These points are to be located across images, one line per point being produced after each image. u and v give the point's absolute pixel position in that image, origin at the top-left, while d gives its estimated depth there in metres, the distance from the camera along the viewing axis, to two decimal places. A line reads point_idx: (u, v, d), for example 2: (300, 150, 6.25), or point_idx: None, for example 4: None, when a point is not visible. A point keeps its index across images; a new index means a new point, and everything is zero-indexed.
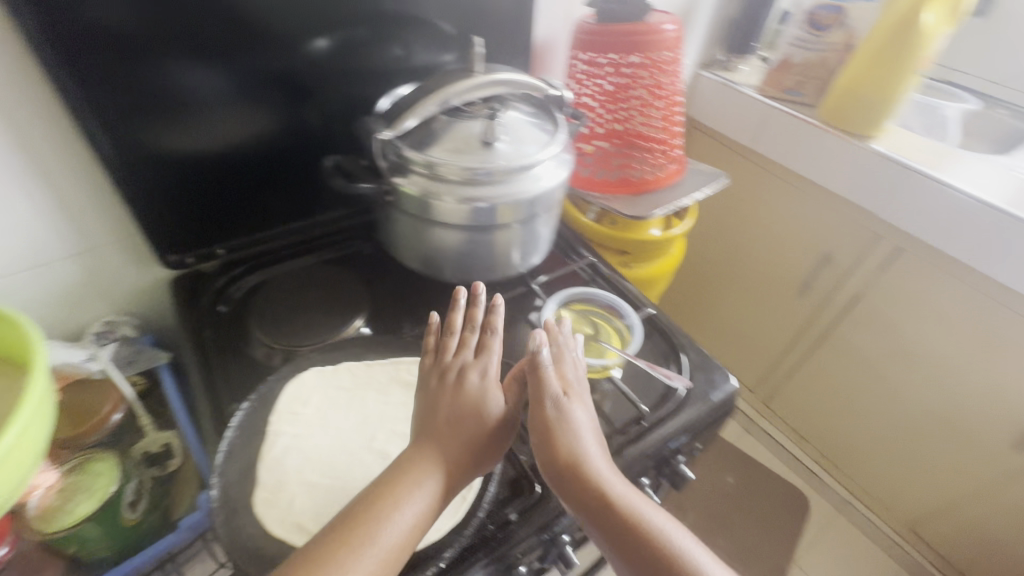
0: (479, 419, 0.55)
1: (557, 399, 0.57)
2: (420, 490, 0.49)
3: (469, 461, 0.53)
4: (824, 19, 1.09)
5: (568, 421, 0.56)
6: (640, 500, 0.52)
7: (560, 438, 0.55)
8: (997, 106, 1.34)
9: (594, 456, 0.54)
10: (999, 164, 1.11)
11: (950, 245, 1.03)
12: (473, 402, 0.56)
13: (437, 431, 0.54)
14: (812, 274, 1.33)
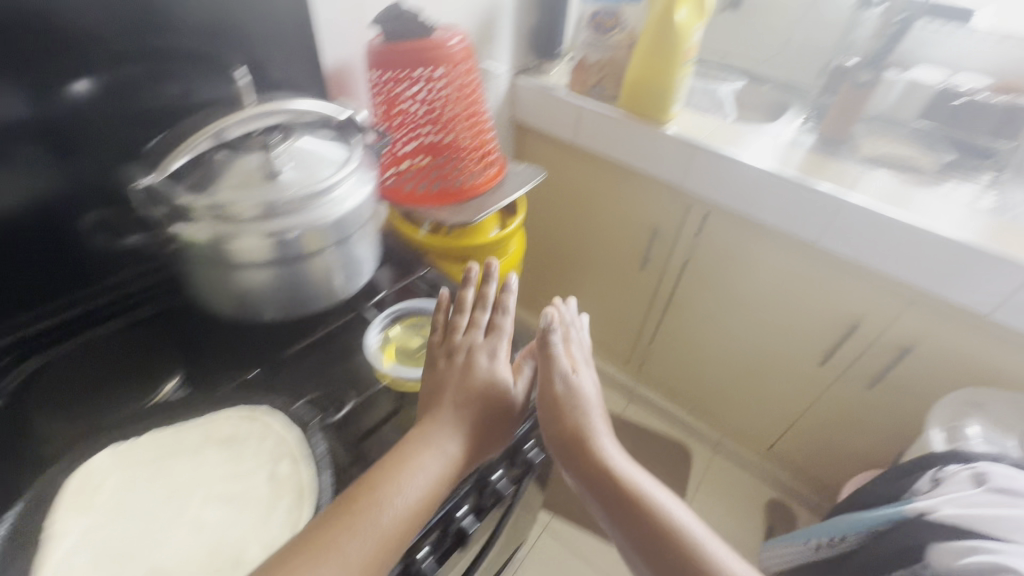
0: (500, 402, 0.63)
1: (575, 378, 0.69)
2: (442, 463, 0.55)
3: (478, 438, 0.59)
4: (605, 22, 1.21)
5: (579, 394, 0.67)
6: (632, 468, 0.65)
7: (568, 414, 0.66)
8: (760, 83, 1.60)
9: (597, 431, 0.66)
10: (766, 131, 1.32)
11: (744, 206, 1.19)
12: (489, 382, 0.63)
13: (455, 411, 0.60)
14: (647, 248, 1.48)
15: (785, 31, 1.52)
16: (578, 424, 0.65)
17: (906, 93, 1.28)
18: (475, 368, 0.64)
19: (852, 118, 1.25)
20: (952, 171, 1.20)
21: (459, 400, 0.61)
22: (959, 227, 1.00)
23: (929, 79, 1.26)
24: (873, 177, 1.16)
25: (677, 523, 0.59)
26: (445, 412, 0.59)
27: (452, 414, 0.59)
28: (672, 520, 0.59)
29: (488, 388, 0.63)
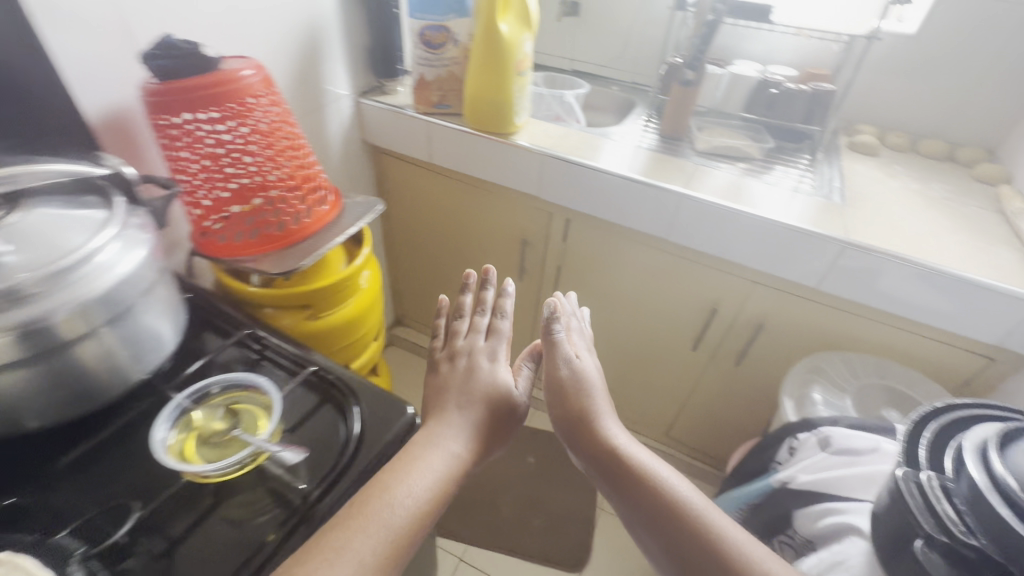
0: (504, 397, 0.79)
1: (573, 370, 0.83)
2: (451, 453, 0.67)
3: (481, 431, 0.72)
4: (434, 38, 1.17)
5: (569, 386, 0.81)
6: (633, 444, 0.74)
7: (571, 398, 0.81)
8: (609, 85, 1.67)
9: (597, 412, 0.78)
10: (611, 133, 1.35)
11: (599, 211, 1.21)
12: (490, 385, 0.79)
13: (460, 410, 0.75)
14: (521, 259, 1.48)
15: (623, 33, 1.59)
16: (580, 408, 0.79)
17: (729, 87, 1.38)
18: (482, 365, 0.82)
19: (685, 114, 1.32)
20: (775, 156, 1.31)
21: (461, 403, 0.75)
22: (782, 210, 1.08)
23: (746, 72, 1.36)
24: (708, 170, 1.22)
25: (673, 483, 0.67)
26: (454, 414, 0.73)
27: (467, 413, 0.74)
28: (664, 479, 0.67)
29: (494, 390, 0.78)
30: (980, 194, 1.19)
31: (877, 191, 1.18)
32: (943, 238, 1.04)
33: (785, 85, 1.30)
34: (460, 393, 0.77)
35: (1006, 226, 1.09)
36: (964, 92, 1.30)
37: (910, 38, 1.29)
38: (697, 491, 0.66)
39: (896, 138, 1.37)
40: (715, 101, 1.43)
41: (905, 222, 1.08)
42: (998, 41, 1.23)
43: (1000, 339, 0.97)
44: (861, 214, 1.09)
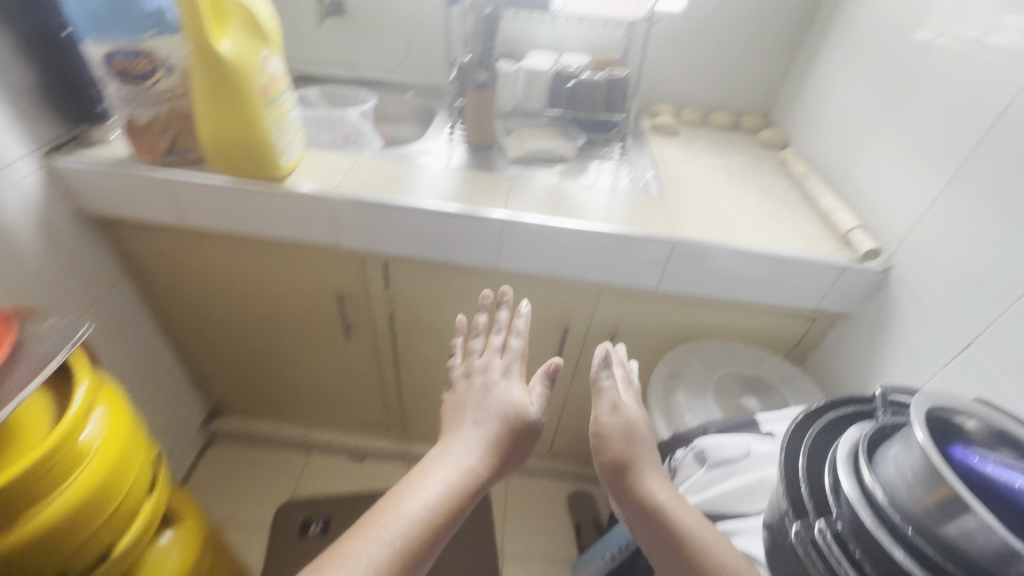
0: (521, 420, 0.75)
1: (627, 413, 0.80)
2: (472, 468, 0.68)
3: (506, 451, 0.72)
4: (131, 68, 0.84)
5: (608, 430, 0.77)
6: (672, 498, 0.71)
7: (613, 445, 0.75)
8: (402, 91, 1.47)
9: (635, 460, 0.74)
10: (411, 153, 1.15)
11: (416, 251, 1.02)
12: (509, 407, 0.75)
13: (474, 426, 0.74)
14: (343, 316, 1.22)
15: (404, 32, 1.39)
16: (620, 454, 0.75)
17: (527, 83, 1.27)
18: (493, 386, 0.79)
19: (488, 120, 1.17)
20: (589, 152, 1.24)
21: (484, 421, 0.74)
22: (607, 216, 0.99)
23: (539, 64, 1.25)
24: (526, 181, 1.09)
25: (707, 541, 0.65)
26: (483, 433, 0.72)
27: (487, 428, 0.73)
28: (696, 540, 0.65)
29: (512, 410, 0.74)
30: (768, 161, 1.26)
31: (687, 173, 1.18)
32: (753, 214, 1.05)
33: (581, 76, 1.22)
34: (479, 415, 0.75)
35: (797, 190, 1.15)
36: (735, 64, 1.37)
37: (682, 15, 1.31)
38: (731, 554, 0.65)
39: (690, 114, 1.40)
40: (517, 100, 1.31)
41: (719, 203, 1.08)
42: (753, 13, 1.29)
43: (817, 302, 1.01)
44: (679, 203, 1.06)
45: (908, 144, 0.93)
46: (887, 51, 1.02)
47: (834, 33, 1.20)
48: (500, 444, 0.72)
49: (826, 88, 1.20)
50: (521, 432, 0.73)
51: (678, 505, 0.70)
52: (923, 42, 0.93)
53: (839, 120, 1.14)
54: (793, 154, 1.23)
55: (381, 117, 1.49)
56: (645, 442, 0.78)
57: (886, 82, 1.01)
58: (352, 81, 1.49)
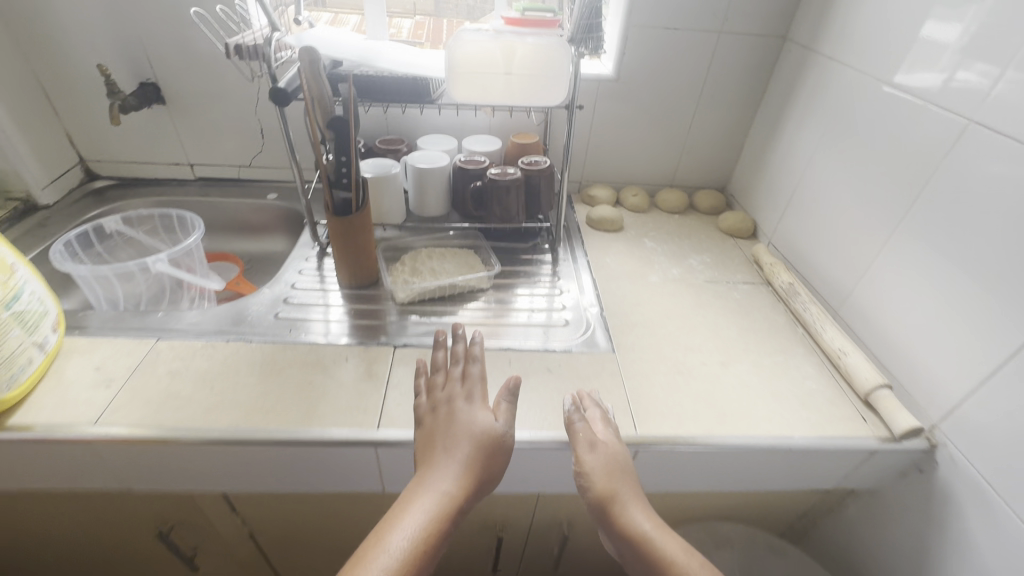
0: (494, 444, 0.57)
1: (607, 441, 0.60)
2: (452, 496, 0.53)
3: (491, 473, 0.56)
4: None
5: (597, 466, 0.58)
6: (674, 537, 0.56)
7: (606, 486, 0.57)
8: (265, 193, 1.12)
9: (631, 498, 0.57)
10: (254, 312, 0.79)
11: (257, 487, 0.66)
12: (485, 430, 0.58)
13: (447, 456, 0.55)
14: (178, 549, 0.83)
15: (258, 120, 1.06)
16: (615, 496, 0.56)
17: (420, 187, 0.95)
18: (456, 411, 0.59)
19: (365, 251, 0.84)
20: (511, 275, 0.93)
21: (452, 439, 0.57)
22: (538, 403, 0.68)
23: (433, 163, 0.94)
24: (420, 343, 0.76)
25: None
26: (455, 449, 0.56)
27: (458, 449, 0.56)
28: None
29: (488, 429, 0.58)
30: (739, 260, 0.99)
31: (643, 296, 0.89)
32: (738, 361, 0.77)
33: (489, 174, 0.92)
34: (445, 433, 0.57)
35: (783, 308, 0.88)
36: (681, 134, 1.11)
37: (611, 82, 1.03)
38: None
39: (633, 198, 1.13)
40: (411, 207, 0.98)
41: (693, 347, 0.79)
42: (697, 75, 1.03)
43: (839, 483, 0.73)
44: (639, 357, 0.76)
45: (936, 265, 0.68)
46: (881, 130, 0.77)
47: (796, 99, 0.96)
48: (484, 467, 0.56)
49: (798, 169, 0.95)
50: (500, 451, 0.58)
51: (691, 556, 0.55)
52: (933, 124, 0.69)
53: (823, 214, 0.89)
54: (768, 252, 0.97)
55: (240, 228, 1.13)
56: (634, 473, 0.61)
57: (886, 172, 0.76)
58: (196, 183, 1.13)
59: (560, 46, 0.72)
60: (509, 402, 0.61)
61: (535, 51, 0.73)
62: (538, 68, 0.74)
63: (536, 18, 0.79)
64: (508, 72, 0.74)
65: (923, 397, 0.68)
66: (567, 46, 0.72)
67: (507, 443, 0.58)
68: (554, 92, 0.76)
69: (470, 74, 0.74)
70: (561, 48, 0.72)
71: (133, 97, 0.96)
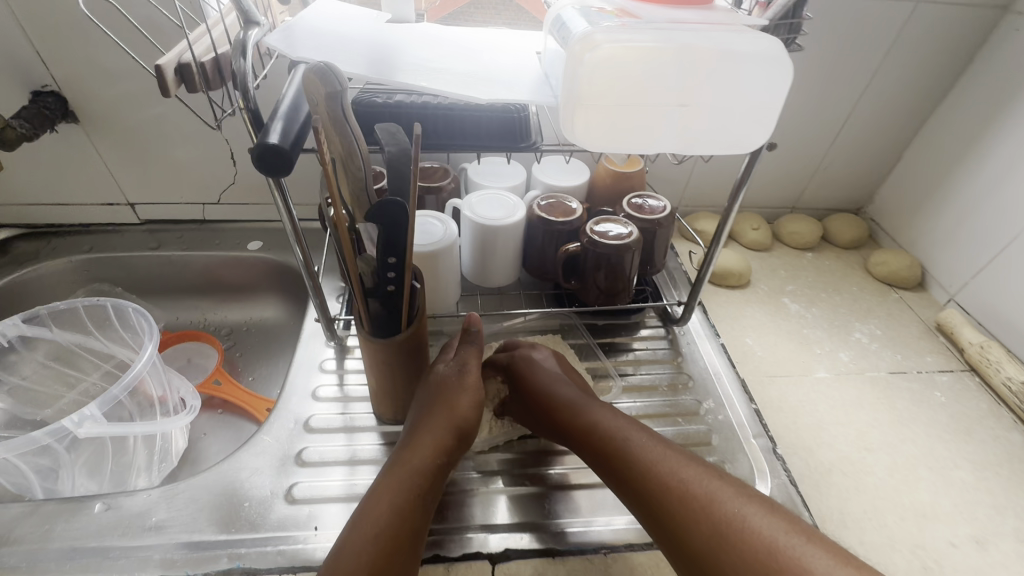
0: (442, 390, 0.50)
1: (537, 351, 0.59)
2: (423, 457, 0.45)
3: (467, 422, 0.49)
4: None
5: (548, 367, 0.56)
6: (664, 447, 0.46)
7: (557, 394, 0.53)
8: (245, 241, 0.79)
9: (584, 404, 0.52)
10: (253, 492, 0.50)
11: None
12: (445, 377, 0.51)
13: (411, 425, 0.49)
14: None
15: (228, 140, 0.72)
16: (551, 390, 0.53)
17: (484, 250, 0.64)
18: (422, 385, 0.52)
19: (418, 375, 0.54)
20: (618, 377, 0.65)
21: (424, 402, 0.50)
22: None
23: (503, 214, 0.62)
24: (526, 543, 0.48)
25: (720, 495, 0.41)
26: (424, 410, 0.49)
27: (429, 412, 0.49)
28: (709, 491, 0.41)
29: (449, 375, 0.51)
30: (920, 331, 0.72)
31: (822, 409, 0.61)
32: (999, 535, 0.51)
33: (589, 234, 0.61)
34: (425, 394, 0.51)
35: (1014, 419, 0.62)
36: (821, 144, 0.80)
37: None
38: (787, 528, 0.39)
39: (754, 232, 0.83)
40: (468, 275, 0.68)
41: (925, 511, 0.53)
42: (863, 67, 0.72)
43: None
44: (858, 541, 0.50)
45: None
46: None
47: (1017, 104, 0.67)
48: (453, 418, 0.48)
49: (1018, 210, 0.67)
50: (472, 396, 0.50)
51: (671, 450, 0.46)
52: None
53: None
54: (968, 324, 0.70)
55: (212, 290, 0.80)
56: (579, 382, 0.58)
57: None
58: (143, 228, 0.79)
59: (771, 57, 0.40)
60: (469, 342, 0.54)
61: (728, 65, 0.40)
62: (729, 98, 0.41)
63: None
64: (672, 106, 0.41)
65: None
66: (784, 57, 0.40)
67: (477, 385, 0.51)
68: (751, 134, 0.43)
69: (604, 110, 0.41)
70: (774, 60, 0.40)
71: (21, 119, 0.60)
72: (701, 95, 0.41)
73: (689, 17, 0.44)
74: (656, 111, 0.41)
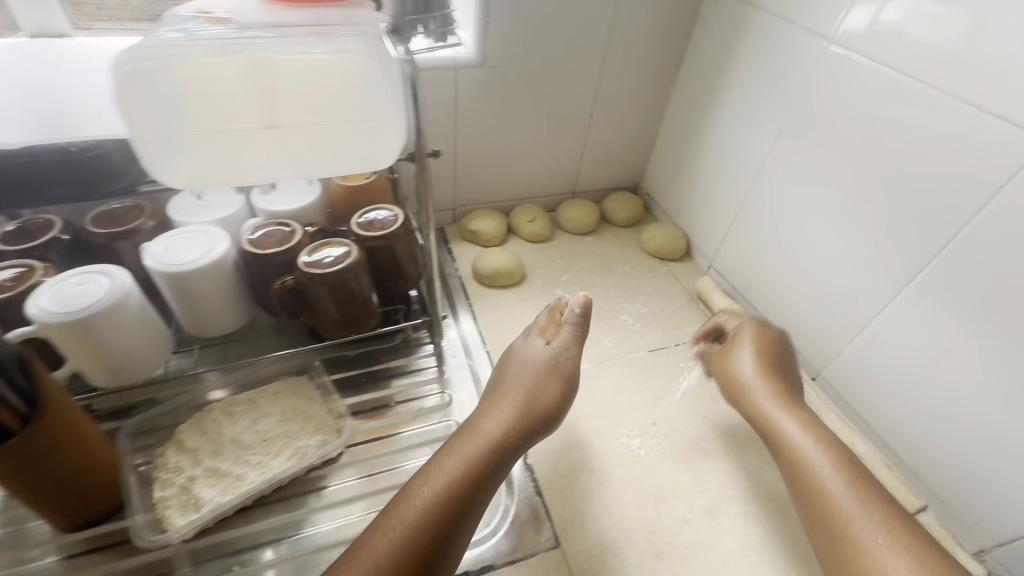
0: (530, 373, 0.54)
1: (741, 327, 0.59)
2: (500, 433, 0.49)
3: (553, 409, 0.53)
4: None
5: (744, 366, 0.55)
6: (829, 442, 0.47)
7: (755, 394, 0.52)
8: None
9: (775, 398, 0.51)
10: None
11: None
12: (539, 361, 0.55)
13: (503, 389, 0.54)
14: None
15: None
16: (734, 376, 0.55)
17: (185, 297, 0.55)
18: (520, 355, 0.57)
19: (64, 477, 0.43)
20: (372, 410, 0.60)
21: (511, 379, 0.54)
22: None
23: (192, 255, 0.53)
24: None
25: (840, 497, 0.43)
26: (511, 385, 0.54)
27: (516, 385, 0.53)
28: (843, 509, 0.42)
29: (544, 359, 0.55)
30: (682, 301, 0.75)
31: (579, 405, 0.61)
32: (729, 498, 0.54)
33: (301, 265, 0.54)
34: (515, 370, 0.55)
35: None
36: (578, 129, 0.80)
37: (475, 68, 0.68)
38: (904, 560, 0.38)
39: (531, 224, 0.82)
40: (185, 328, 0.58)
41: (666, 491, 0.54)
42: (596, 46, 0.71)
43: None
44: (595, 543, 0.49)
45: (973, 337, 0.48)
46: (868, 129, 0.54)
47: (728, 79, 0.70)
48: (530, 402, 0.52)
49: (740, 178, 0.71)
50: (561, 386, 0.54)
51: (835, 452, 0.46)
52: (965, 129, 0.46)
53: (776, 244, 0.67)
54: (718, 290, 0.73)
55: None
56: (795, 376, 0.56)
57: (883, 193, 0.54)
58: None
59: (358, 60, 0.35)
60: (572, 326, 0.56)
61: (308, 76, 0.34)
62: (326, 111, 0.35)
63: None
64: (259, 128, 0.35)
65: (969, 513, 0.51)
66: (376, 58, 0.35)
67: (564, 381, 0.54)
68: (378, 146, 0.38)
69: (171, 139, 0.34)
70: (370, 72, 0.35)
71: None
72: (290, 114, 0.35)
73: (290, 19, 0.39)
74: (241, 134, 0.35)
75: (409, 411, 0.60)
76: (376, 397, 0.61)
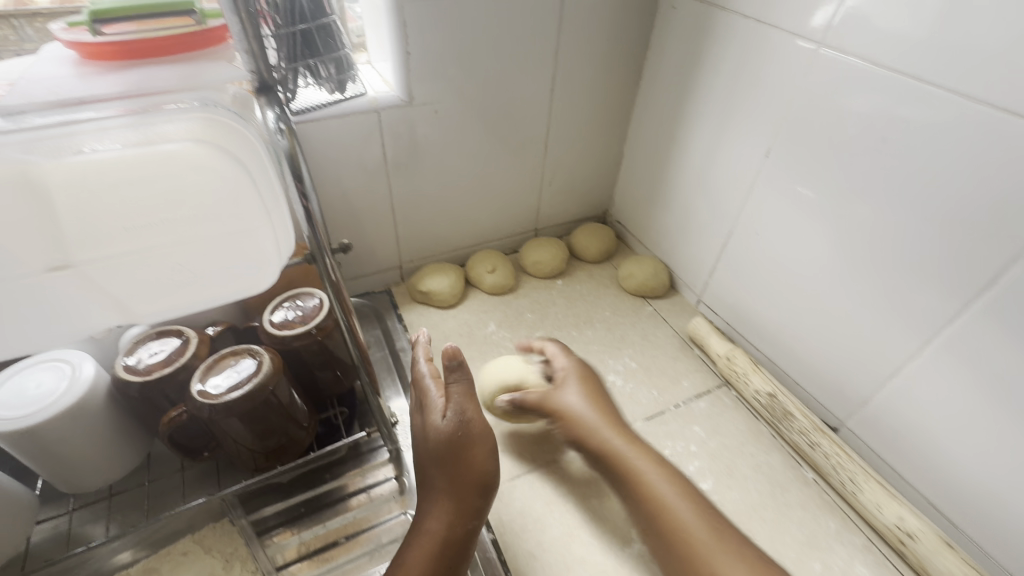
0: (452, 455, 0.39)
1: (554, 355, 0.54)
2: (451, 527, 0.38)
3: (489, 475, 0.40)
4: None
5: (576, 405, 0.49)
6: (685, 488, 0.41)
7: (598, 434, 0.46)
8: None
9: (633, 447, 0.45)
10: None
11: None
12: (444, 436, 0.39)
13: (429, 480, 0.39)
14: None
15: None
16: (581, 428, 0.47)
17: (41, 453, 0.41)
18: (428, 437, 0.40)
19: None
20: (319, 552, 0.47)
21: (428, 464, 0.40)
22: None
23: (31, 401, 0.40)
24: None
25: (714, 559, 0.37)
26: (432, 473, 0.39)
27: (437, 475, 0.39)
28: (686, 527, 0.38)
29: (442, 439, 0.39)
30: (675, 349, 0.65)
31: (574, 506, 0.50)
32: None
33: (194, 394, 0.41)
34: (421, 451, 0.40)
35: (772, 435, 0.56)
36: (530, 164, 0.70)
37: (402, 108, 0.57)
38: None
39: (491, 274, 0.70)
40: (56, 483, 0.44)
41: None
42: (543, 66, 0.61)
43: None
44: None
45: None
46: (877, 145, 0.45)
47: (697, 93, 0.61)
48: (462, 484, 0.39)
49: (721, 204, 0.62)
50: (485, 442, 0.40)
51: (699, 510, 0.40)
52: (1006, 143, 0.37)
53: (774, 278, 0.58)
54: (714, 332, 0.64)
55: None
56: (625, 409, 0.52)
57: (904, 220, 0.45)
58: None
59: (184, 151, 0.24)
60: (457, 378, 0.40)
61: (105, 189, 0.23)
62: (150, 233, 0.25)
63: (138, 37, 0.30)
64: (48, 268, 0.24)
65: None
66: (213, 141, 0.25)
67: (486, 435, 0.40)
68: (249, 260, 0.28)
69: None
70: (199, 168, 0.25)
71: None
72: (91, 243, 0.24)
73: (97, 90, 0.27)
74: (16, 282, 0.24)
75: (365, 546, 0.47)
76: (321, 534, 0.48)
